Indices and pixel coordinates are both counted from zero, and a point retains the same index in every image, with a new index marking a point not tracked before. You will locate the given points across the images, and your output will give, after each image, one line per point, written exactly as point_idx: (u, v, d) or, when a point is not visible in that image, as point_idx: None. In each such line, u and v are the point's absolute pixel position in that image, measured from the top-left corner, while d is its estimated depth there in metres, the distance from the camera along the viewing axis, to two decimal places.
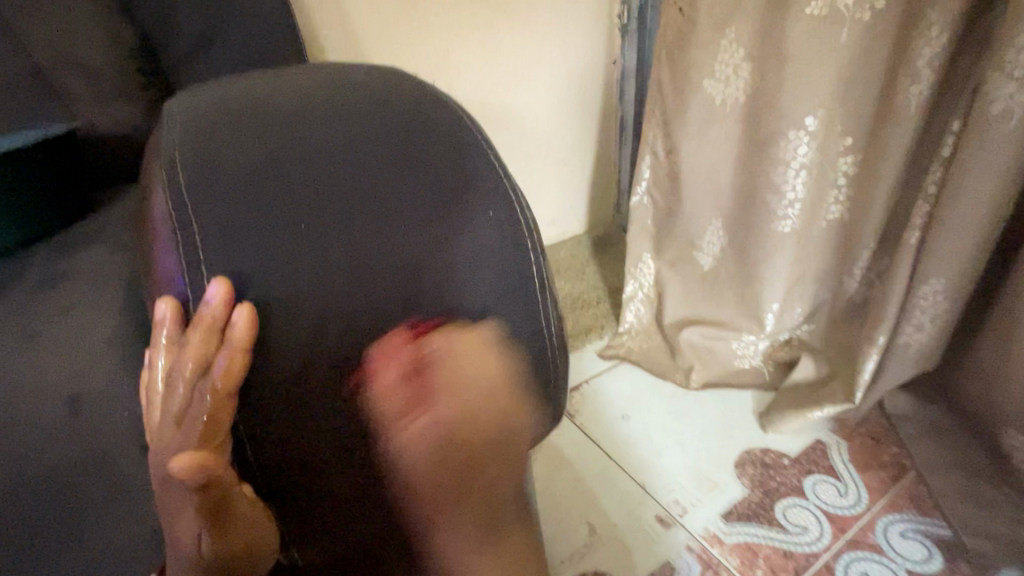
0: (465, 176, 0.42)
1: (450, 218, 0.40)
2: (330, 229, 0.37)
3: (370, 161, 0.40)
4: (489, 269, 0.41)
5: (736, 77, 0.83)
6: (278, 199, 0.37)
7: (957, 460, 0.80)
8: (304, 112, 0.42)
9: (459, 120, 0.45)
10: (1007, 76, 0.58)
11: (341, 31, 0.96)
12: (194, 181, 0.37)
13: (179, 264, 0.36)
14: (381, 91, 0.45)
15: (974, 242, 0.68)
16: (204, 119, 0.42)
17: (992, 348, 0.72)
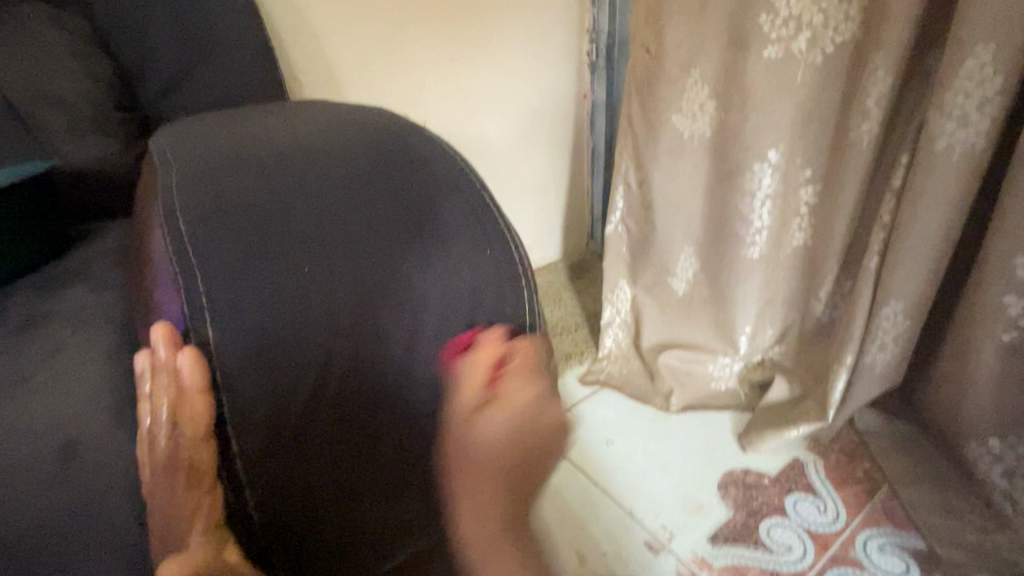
0: (459, 214, 0.43)
1: (444, 255, 0.41)
2: (328, 268, 0.37)
3: (365, 199, 0.40)
4: (485, 304, 0.42)
5: (703, 112, 0.88)
6: (276, 239, 0.37)
7: (925, 473, 0.83)
8: (299, 152, 0.42)
9: (453, 159, 0.46)
10: (948, 115, 0.64)
11: (318, 67, 0.98)
12: (193, 222, 0.37)
13: (179, 303, 0.36)
14: (374, 130, 0.46)
15: (929, 265, 0.73)
16: (201, 159, 0.42)
17: (950, 364, 0.76)
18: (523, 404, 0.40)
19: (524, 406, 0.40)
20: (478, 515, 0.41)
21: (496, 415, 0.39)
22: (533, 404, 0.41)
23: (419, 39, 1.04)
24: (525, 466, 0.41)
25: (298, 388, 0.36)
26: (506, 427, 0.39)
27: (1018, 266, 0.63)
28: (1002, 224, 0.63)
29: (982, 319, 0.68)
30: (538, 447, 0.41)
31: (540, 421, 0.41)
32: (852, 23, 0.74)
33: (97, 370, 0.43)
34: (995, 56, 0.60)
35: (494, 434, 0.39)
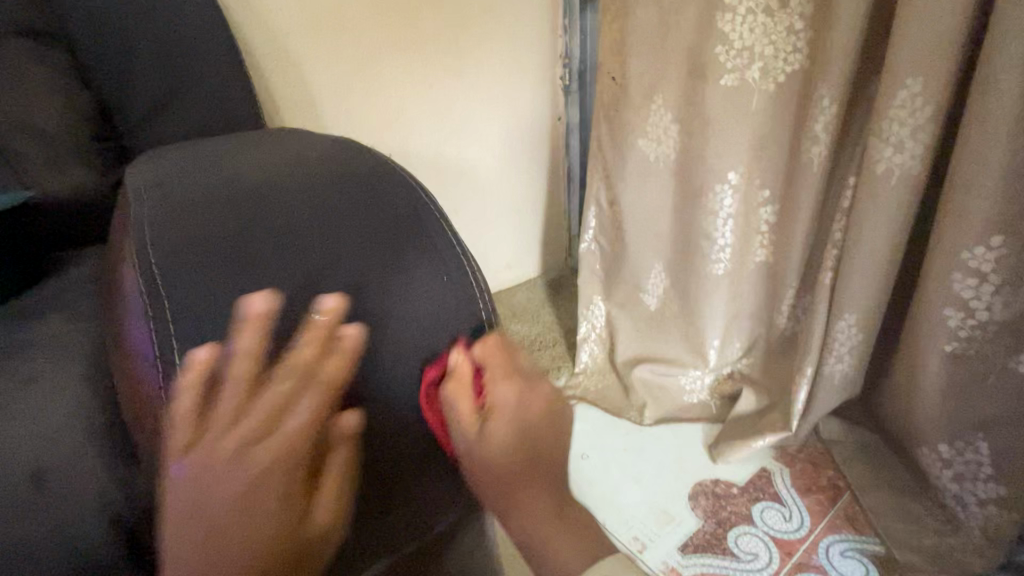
0: (420, 242, 0.45)
1: (399, 284, 0.43)
2: (291, 297, 0.40)
3: (326, 231, 0.42)
4: (445, 330, 0.44)
5: (666, 136, 0.93)
6: (239, 271, 0.39)
7: (884, 479, 0.87)
8: (265, 185, 0.44)
9: (413, 189, 0.48)
10: (886, 141, 0.68)
11: (297, 93, 1.01)
12: (160, 257, 0.39)
13: (147, 332, 0.38)
14: (338, 164, 0.48)
15: (877, 280, 0.77)
16: (170, 194, 0.44)
17: (902, 374, 0.80)
18: (517, 400, 0.45)
19: (516, 402, 0.45)
20: (534, 507, 0.44)
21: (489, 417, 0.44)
22: (521, 397, 0.46)
23: (396, 66, 1.07)
24: (537, 450, 0.45)
25: None
26: (503, 421, 0.44)
27: (954, 280, 0.67)
28: (938, 242, 0.68)
29: (926, 331, 0.72)
30: (538, 428, 0.46)
31: (533, 405, 0.46)
32: (800, 55, 0.79)
33: (75, 399, 0.44)
34: (924, 89, 0.65)
35: (505, 426, 0.44)
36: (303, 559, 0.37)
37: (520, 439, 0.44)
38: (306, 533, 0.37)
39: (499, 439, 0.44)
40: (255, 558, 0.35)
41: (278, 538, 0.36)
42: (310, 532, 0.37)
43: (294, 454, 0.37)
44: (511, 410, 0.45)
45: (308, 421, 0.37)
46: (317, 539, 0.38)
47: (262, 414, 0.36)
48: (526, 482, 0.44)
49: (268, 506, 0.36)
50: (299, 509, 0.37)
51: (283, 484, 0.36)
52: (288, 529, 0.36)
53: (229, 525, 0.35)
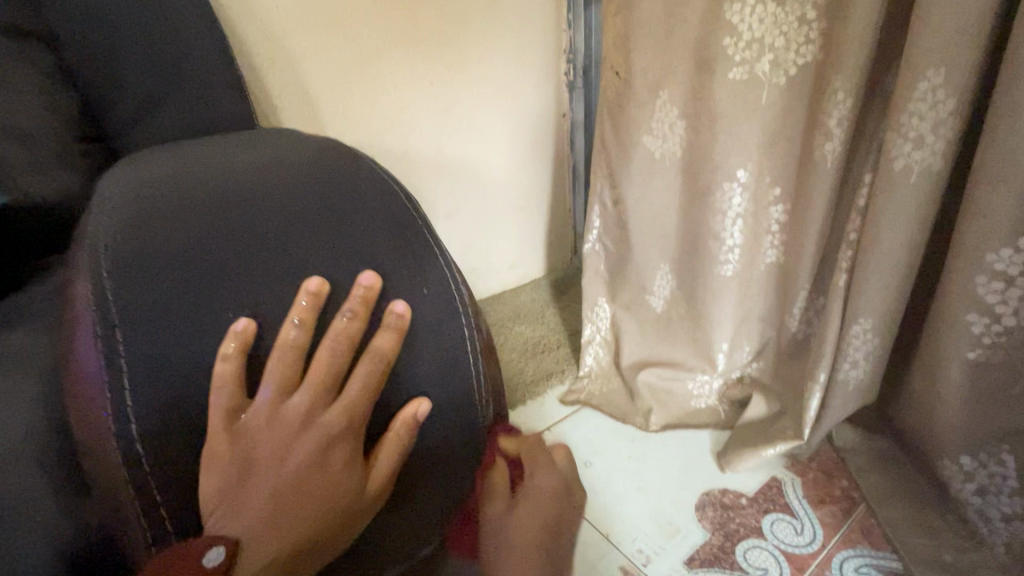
0: (398, 250, 0.44)
1: (381, 299, 0.43)
2: (267, 310, 0.39)
3: (302, 239, 0.41)
4: (424, 341, 0.44)
5: (672, 133, 0.89)
6: (204, 285, 0.38)
7: (902, 490, 0.83)
8: (232, 188, 0.42)
9: (392, 191, 0.47)
10: (904, 136, 0.65)
11: (293, 92, 0.99)
12: (116, 267, 0.37)
13: (97, 355, 0.36)
14: (313, 164, 0.46)
15: (894, 283, 0.73)
16: (133, 198, 0.41)
17: (920, 382, 0.76)
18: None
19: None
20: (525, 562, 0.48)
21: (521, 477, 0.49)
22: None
23: (395, 63, 1.04)
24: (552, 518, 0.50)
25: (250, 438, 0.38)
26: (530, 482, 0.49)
27: (978, 284, 0.63)
28: (960, 243, 0.64)
29: (947, 337, 0.68)
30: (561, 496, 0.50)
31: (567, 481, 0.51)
32: (813, 46, 0.75)
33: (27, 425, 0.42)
34: (946, 80, 0.61)
35: None
36: (358, 517, 0.42)
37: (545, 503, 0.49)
38: (363, 497, 0.42)
39: None
40: (322, 512, 0.40)
41: (341, 498, 0.41)
42: (366, 496, 0.42)
43: (352, 423, 0.41)
44: None
45: (366, 393, 0.41)
46: (373, 497, 0.42)
47: (322, 384, 0.40)
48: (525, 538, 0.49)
49: (332, 468, 0.40)
50: (359, 473, 0.41)
51: (344, 449, 0.41)
52: (348, 492, 0.41)
53: (296, 481, 0.40)
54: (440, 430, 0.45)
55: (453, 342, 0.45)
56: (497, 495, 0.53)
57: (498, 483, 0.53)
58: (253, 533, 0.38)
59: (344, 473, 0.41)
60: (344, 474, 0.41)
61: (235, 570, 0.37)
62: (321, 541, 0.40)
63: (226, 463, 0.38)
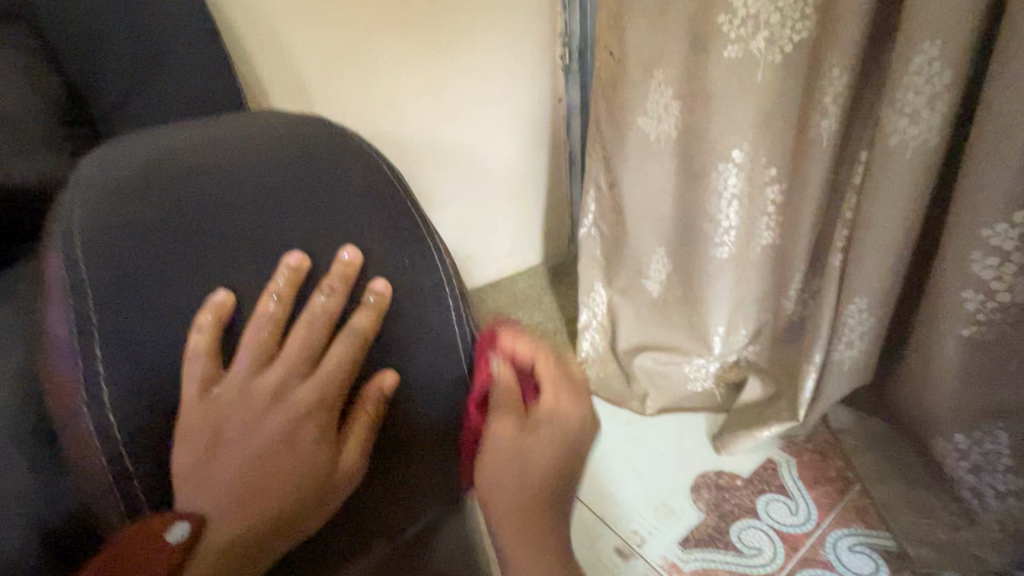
0: (379, 227, 0.46)
1: (362, 275, 0.44)
2: (246, 283, 0.41)
3: (279, 216, 0.42)
4: (409, 315, 0.46)
5: (667, 114, 0.88)
6: (179, 254, 0.39)
7: (898, 470, 0.82)
8: (209, 160, 0.43)
9: (375, 166, 0.47)
10: (899, 111, 0.64)
11: (285, 78, 0.98)
12: (88, 239, 0.39)
13: (69, 325, 0.38)
14: (296, 139, 0.46)
15: (889, 261, 0.72)
16: (105, 168, 0.42)
17: (915, 361, 0.76)
18: (563, 416, 0.51)
19: (566, 417, 0.51)
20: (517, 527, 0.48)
21: (527, 437, 0.48)
22: (571, 417, 0.51)
23: (386, 46, 1.03)
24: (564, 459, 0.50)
25: (219, 412, 0.40)
26: (537, 442, 0.49)
27: (973, 260, 0.63)
28: (956, 219, 0.63)
29: (942, 315, 0.68)
30: (567, 440, 0.50)
31: (575, 427, 0.51)
32: (809, 22, 0.74)
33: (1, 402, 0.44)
34: (943, 52, 0.60)
35: (548, 442, 0.49)
36: (327, 498, 0.43)
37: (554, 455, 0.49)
38: (333, 477, 0.43)
39: (529, 457, 0.48)
40: (289, 492, 0.42)
41: (310, 477, 0.42)
42: (336, 477, 0.43)
43: (324, 400, 0.43)
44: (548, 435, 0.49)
45: (340, 370, 0.43)
46: (343, 475, 0.44)
47: (299, 359, 0.43)
48: (524, 497, 0.48)
49: (302, 447, 0.42)
50: (329, 453, 0.43)
51: (313, 428, 0.43)
52: (316, 472, 0.42)
53: (265, 458, 0.42)
54: (430, 403, 0.47)
55: (439, 316, 0.47)
56: (521, 458, 0.48)
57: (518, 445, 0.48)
58: (221, 507, 0.40)
59: (313, 446, 0.43)
60: (313, 446, 0.43)
61: (195, 549, 0.39)
62: (287, 522, 0.42)
63: (198, 435, 0.40)
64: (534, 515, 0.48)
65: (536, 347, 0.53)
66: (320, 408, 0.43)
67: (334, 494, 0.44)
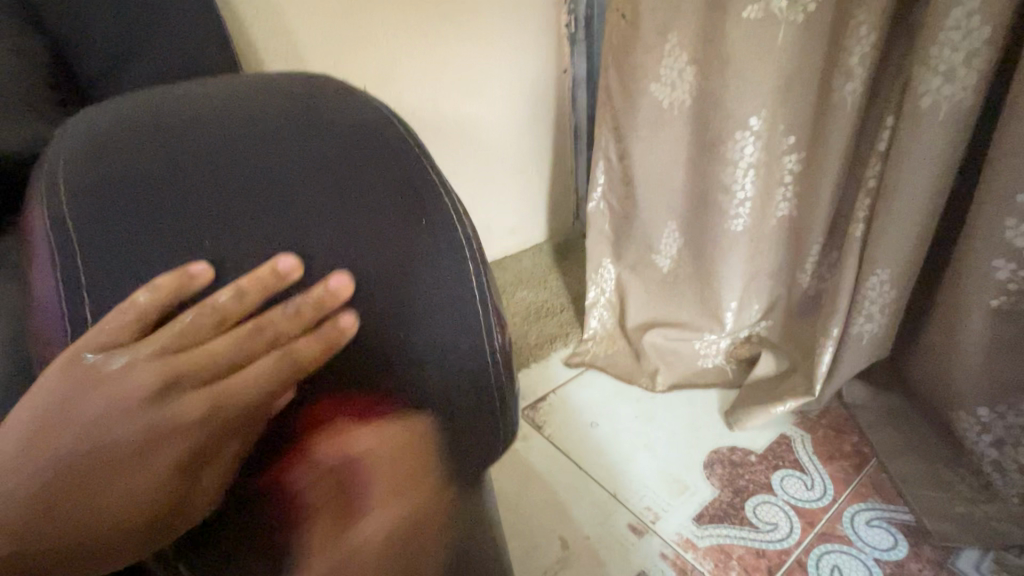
0: (389, 187, 0.38)
1: (365, 236, 0.37)
2: (225, 248, 0.35)
3: (266, 175, 0.36)
4: (420, 283, 0.38)
5: (681, 80, 0.85)
6: (127, 218, 0.33)
7: (915, 444, 0.81)
8: (213, 133, 0.38)
9: (390, 128, 0.41)
10: (933, 70, 0.60)
11: (281, 43, 0.92)
12: (71, 181, 0.34)
13: (53, 279, 0.33)
14: (322, 121, 0.40)
15: (914, 230, 0.70)
16: (95, 125, 0.39)
17: (938, 332, 0.73)
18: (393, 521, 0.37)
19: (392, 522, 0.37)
20: None
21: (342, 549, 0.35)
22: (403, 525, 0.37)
23: (385, 11, 0.98)
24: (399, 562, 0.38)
25: (72, 396, 0.30)
26: (362, 551, 0.36)
27: (1007, 226, 0.60)
28: (990, 182, 0.60)
29: (970, 284, 0.66)
30: (417, 531, 0.38)
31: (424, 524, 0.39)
32: None
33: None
34: (981, 5, 0.57)
35: (381, 547, 0.37)
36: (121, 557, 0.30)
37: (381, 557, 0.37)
38: (168, 526, 0.31)
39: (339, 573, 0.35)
40: (97, 531, 0.29)
41: (132, 520, 0.29)
42: (174, 526, 0.31)
43: (205, 421, 0.32)
44: (376, 538, 0.36)
45: (248, 399, 0.33)
46: (165, 531, 0.31)
47: (208, 365, 0.33)
48: None
49: (149, 473, 0.30)
50: (175, 491, 0.31)
51: (173, 453, 0.31)
52: (148, 514, 0.30)
53: (81, 473, 0.29)
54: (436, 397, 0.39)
55: (455, 287, 0.39)
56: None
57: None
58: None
59: (142, 481, 0.30)
60: (140, 485, 0.30)
61: None
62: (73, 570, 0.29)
63: (27, 417, 0.30)
64: None
65: (380, 437, 0.36)
66: (199, 438, 0.32)
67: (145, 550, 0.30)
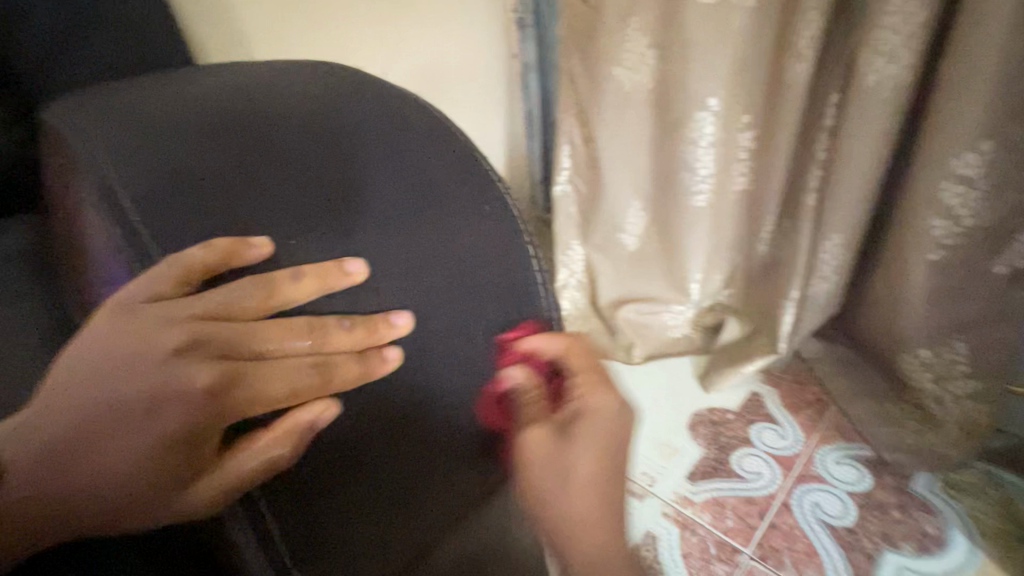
0: (447, 172, 0.47)
1: (438, 214, 0.45)
2: (315, 229, 0.39)
3: (345, 162, 0.41)
4: (485, 251, 0.47)
5: (643, 64, 0.87)
6: (236, 194, 0.37)
7: (866, 387, 0.91)
8: (272, 112, 0.40)
9: (431, 116, 0.48)
10: (876, 52, 0.67)
11: (220, 30, 0.80)
12: (121, 152, 0.35)
13: (111, 237, 0.34)
14: (362, 103, 0.45)
15: (862, 197, 0.78)
16: (122, 99, 0.38)
17: (883, 287, 0.83)
18: (598, 422, 0.48)
19: (600, 419, 0.48)
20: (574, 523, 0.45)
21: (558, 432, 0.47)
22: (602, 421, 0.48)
23: None
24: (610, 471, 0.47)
25: (146, 322, 0.33)
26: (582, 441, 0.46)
27: (942, 190, 0.68)
28: (928, 150, 0.68)
29: (913, 241, 0.74)
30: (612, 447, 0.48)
31: (610, 441, 0.48)
32: None
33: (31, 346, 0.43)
34: None
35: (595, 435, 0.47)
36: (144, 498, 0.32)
37: (601, 452, 0.47)
38: (184, 475, 0.33)
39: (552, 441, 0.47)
40: (108, 468, 0.32)
41: (154, 459, 0.32)
42: (173, 484, 0.33)
43: (221, 391, 0.33)
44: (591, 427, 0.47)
45: (275, 388, 0.35)
46: (181, 483, 0.33)
47: (254, 343, 0.35)
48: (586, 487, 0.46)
49: (161, 428, 0.32)
50: (191, 439, 0.33)
51: (181, 413, 0.32)
52: (150, 473, 0.32)
53: (118, 409, 0.32)
54: (506, 346, 0.48)
55: (514, 255, 0.49)
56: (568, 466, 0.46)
57: (555, 448, 0.46)
58: (48, 435, 0.31)
59: (165, 425, 0.32)
60: (166, 425, 0.32)
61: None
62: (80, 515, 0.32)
63: (94, 342, 0.33)
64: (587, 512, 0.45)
65: (550, 344, 0.49)
66: (224, 395, 0.34)
67: (159, 492, 0.32)
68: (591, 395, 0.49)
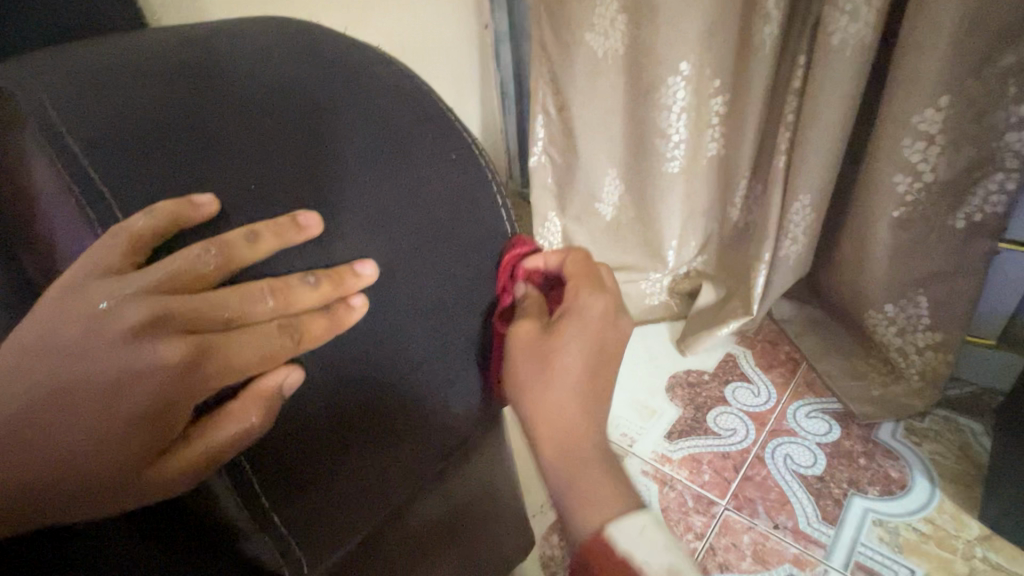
0: (417, 126, 0.45)
1: (410, 167, 0.44)
2: (277, 180, 0.38)
3: (309, 113, 0.40)
4: (457, 206, 0.47)
5: (614, 29, 0.87)
6: (193, 142, 0.35)
7: (835, 345, 0.94)
8: (227, 62, 0.39)
9: (399, 74, 0.47)
10: (840, 10, 0.67)
11: None
12: (67, 101, 0.34)
13: (69, 198, 0.33)
14: (325, 56, 0.44)
15: (829, 158, 0.79)
16: (72, 53, 0.37)
17: (850, 246, 0.85)
18: (594, 323, 0.47)
19: (600, 313, 0.48)
20: (551, 407, 0.44)
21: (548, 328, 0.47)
22: (609, 318, 0.48)
23: None
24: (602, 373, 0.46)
25: (109, 292, 0.32)
26: (574, 333, 0.46)
27: (904, 146, 0.70)
28: (891, 107, 0.69)
29: (877, 198, 0.76)
30: (609, 352, 0.47)
31: (606, 337, 0.47)
32: None
33: None
34: None
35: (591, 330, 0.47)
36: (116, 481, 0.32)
37: (597, 345, 0.47)
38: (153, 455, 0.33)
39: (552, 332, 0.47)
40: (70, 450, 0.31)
41: (121, 438, 0.32)
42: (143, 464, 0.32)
43: (193, 364, 0.33)
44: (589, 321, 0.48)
45: (247, 354, 0.35)
46: (151, 464, 0.33)
47: (215, 309, 0.34)
48: (575, 378, 0.45)
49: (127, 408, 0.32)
50: (163, 417, 0.33)
51: (150, 391, 0.32)
52: (119, 452, 0.32)
53: (77, 389, 0.31)
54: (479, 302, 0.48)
55: (485, 211, 0.49)
56: (544, 381, 0.45)
57: (535, 342, 0.46)
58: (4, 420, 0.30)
59: (130, 408, 0.32)
60: (132, 408, 0.32)
61: None
62: (40, 503, 0.31)
63: (48, 320, 0.31)
64: (569, 400, 0.45)
65: (559, 254, 0.53)
66: (194, 372, 0.33)
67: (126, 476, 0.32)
68: (601, 297, 0.49)
